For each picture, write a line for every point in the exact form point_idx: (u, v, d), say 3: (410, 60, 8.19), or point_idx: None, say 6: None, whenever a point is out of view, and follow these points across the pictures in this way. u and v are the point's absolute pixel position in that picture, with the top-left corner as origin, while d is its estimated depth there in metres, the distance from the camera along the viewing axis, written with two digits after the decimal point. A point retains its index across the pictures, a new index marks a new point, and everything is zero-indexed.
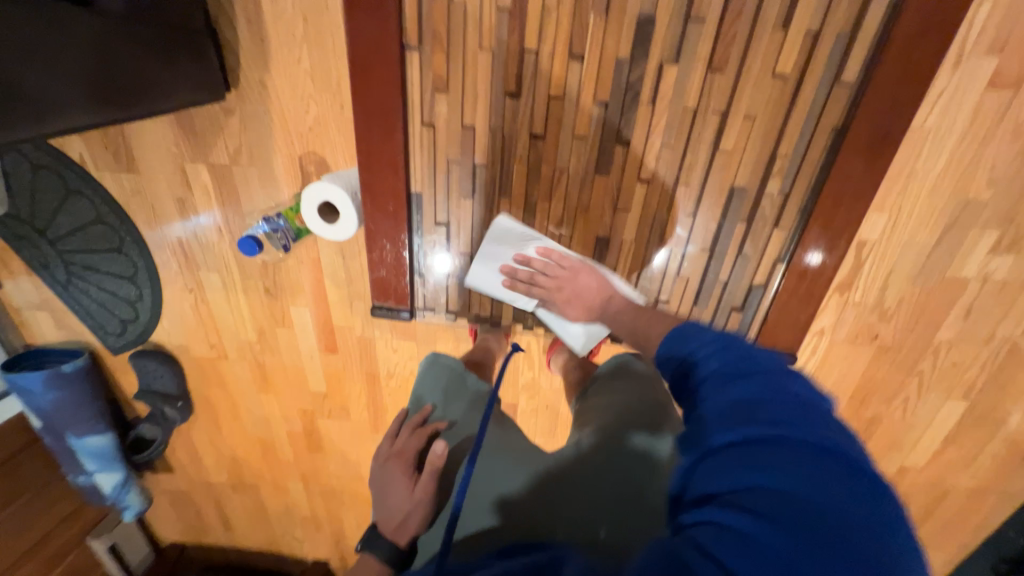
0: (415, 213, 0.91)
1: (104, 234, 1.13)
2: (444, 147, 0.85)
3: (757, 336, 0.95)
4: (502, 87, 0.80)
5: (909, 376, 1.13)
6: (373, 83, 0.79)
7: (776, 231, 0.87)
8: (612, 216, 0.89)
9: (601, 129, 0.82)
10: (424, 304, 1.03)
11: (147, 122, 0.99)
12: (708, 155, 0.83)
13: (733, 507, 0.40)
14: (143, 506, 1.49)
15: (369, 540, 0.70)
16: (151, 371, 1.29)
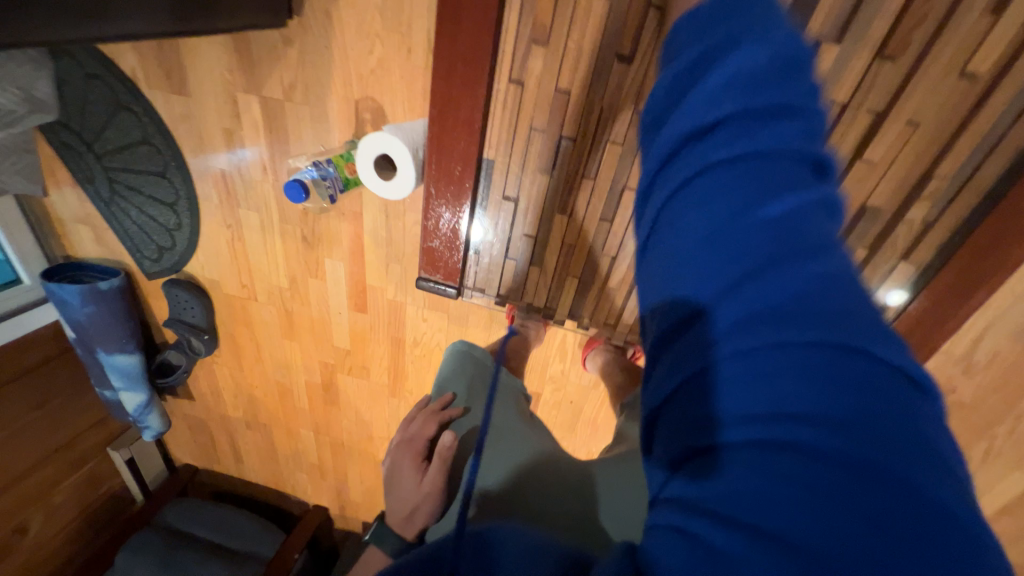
0: (484, 180, 0.83)
1: (149, 155, 1.09)
2: (530, 111, 0.75)
3: None
4: (614, 47, 0.68)
5: (978, 439, 1.02)
6: (462, 20, 0.68)
7: (904, 263, 0.76)
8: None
9: None
10: (474, 284, 0.97)
11: (203, 42, 0.93)
12: (845, 162, 0.71)
13: (748, 427, 0.29)
14: (162, 428, 1.54)
15: (377, 535, 0.64)
16: (182, 301, 1.28)
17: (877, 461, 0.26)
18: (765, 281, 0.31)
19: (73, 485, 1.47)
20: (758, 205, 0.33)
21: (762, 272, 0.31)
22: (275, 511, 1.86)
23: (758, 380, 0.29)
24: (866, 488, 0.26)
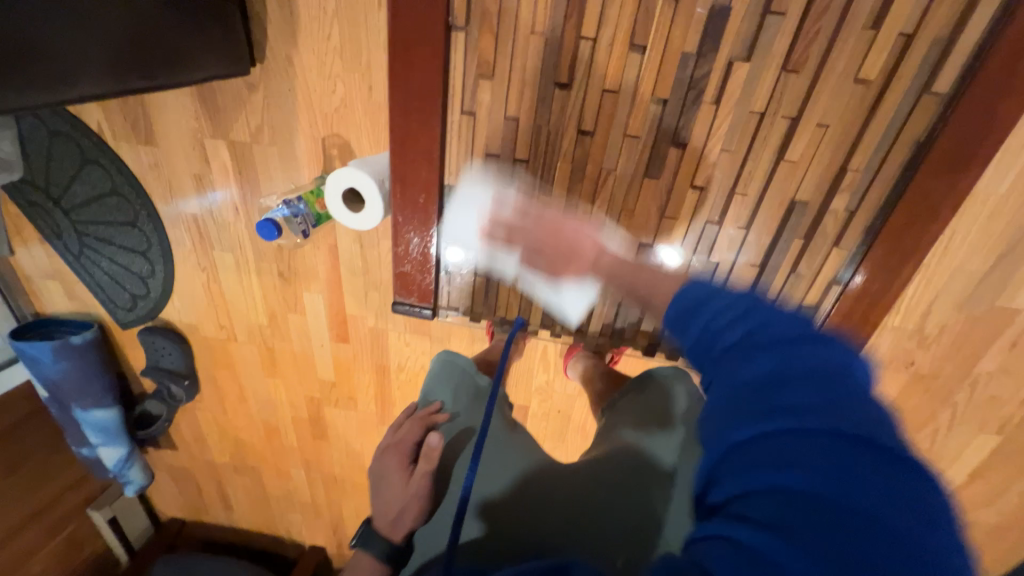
0: (445, 206, 0.86)
1: (119, 206, 1.10)
2: (484, 139, 0.80)
3: None
4: (552, 76, 0.74)
5: (943, 408, 1.08)
6: (414, 59, 0.73)
7: (835, 250, 0.81)
8: (657, 222, 0.83)
9: (657, 129, 0.76)
10: (448, 304, 1.00)
11: (167, 93, 0.95)
12: (771, 162, 0.76)
13: (748, 523, 0.36)
14: (144, 482, 1.49)
15: (364, 537, 0.65)
16: (160, 348, 1.28)
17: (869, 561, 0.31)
18: (749, 415, 0.41)
19: (51, 552, 1.40)
20: (743, 364, 0.44)
21: (749, 408, 0.42)
22: (271, 557, 1.80)
23: (760, 488, 0.37)
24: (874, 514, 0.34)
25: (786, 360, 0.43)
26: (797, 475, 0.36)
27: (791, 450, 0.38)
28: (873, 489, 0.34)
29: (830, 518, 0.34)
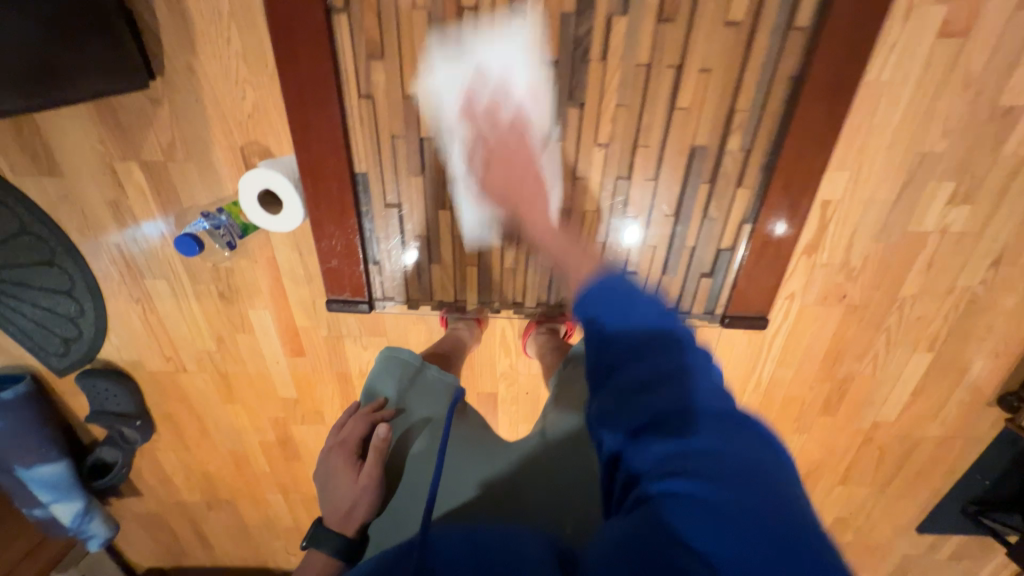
0: (360, 195, 0.85)
1: (32, 245, 1.03)
2: (387, 121, 0.79)
3: (729, 299, 0.94)
4: (441, 51, 0.73)
5: (879, 331, 1.15)
6: (300, 47, 0.72)
7: (740, 189, 0.84)
8: (570, 185, 0.84)
9: (551, 92, 0.77)
10: (384, 295, 0.98)
11: (66, 119, 0.90)
12: (665, 114, 0.78)
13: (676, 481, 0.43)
14: (111, 534, 1.41)
15: (315, 537, 0.63)
16: (103, 390, 1.21)
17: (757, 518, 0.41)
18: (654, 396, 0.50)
19: None
20: (644, 359, 0.53)
21: (656, 392, 0.50)
22: None
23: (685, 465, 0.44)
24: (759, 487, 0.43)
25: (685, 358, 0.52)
26: (701, 441, 0.45)
27: (697, 422, 0.47)
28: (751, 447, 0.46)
29: (733, 469, 0.43)
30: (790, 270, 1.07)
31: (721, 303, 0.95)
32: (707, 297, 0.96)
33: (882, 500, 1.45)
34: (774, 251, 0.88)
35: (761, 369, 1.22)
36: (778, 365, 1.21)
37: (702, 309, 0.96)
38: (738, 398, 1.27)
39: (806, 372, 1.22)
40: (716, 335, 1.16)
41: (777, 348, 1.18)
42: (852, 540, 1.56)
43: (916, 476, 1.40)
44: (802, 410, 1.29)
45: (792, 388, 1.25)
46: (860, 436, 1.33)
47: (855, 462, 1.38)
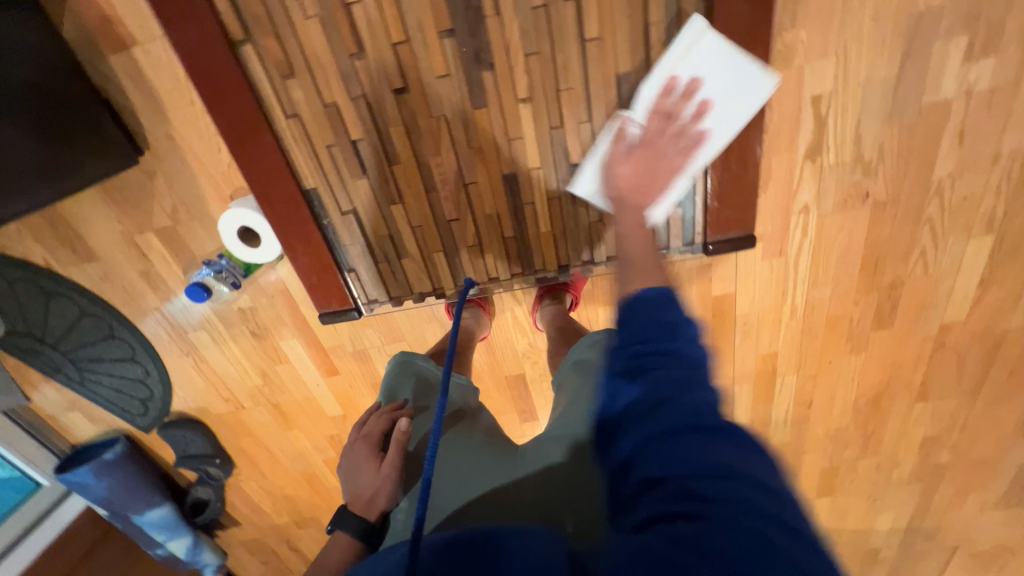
0: (318, 211, 0.83)
1: (94, 324, 1.18)
2: (317, 133, 0.77)
3: (706, 225, 0.88)
4: (343, 50, 0.71)
5: (920, 223, 1.03)
6: (217, 85, 0.73)
7: None
8: (508, 148, 0.79)
9: (460, 60, 0.73)
10: (370, 301, 0.94)
11: (89, 208, 1.02)
12: (579, 48, 0.73)
13: (692, 503, 0.41)
14: (219, 560, 1.59)
15: (339, 519, 0.64)
16: (182, 437, 1.36)
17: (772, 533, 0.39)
18: (669, 416, 0.47)
19: None
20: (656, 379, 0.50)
21: (670, 414, 0.47)
22: None
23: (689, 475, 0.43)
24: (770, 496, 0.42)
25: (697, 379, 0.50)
26: (707, 477, 0.43)
27: (715, 444, 0.44)
28: (765, 476, 0.43)
29: (747, 497, 0.41)
30: (797, 180, 0.98)
31: (698, 231, 0.88)
32: (682, 227, 0.89)
33: (976, 409, 1.30)
34: (740, 163, 0.82)
35: (793, 294, 1.14)
36: (812, 285, 1.12)
37: (681, 242, 0.90)
38: (776, 330, 1.19)
39: (847, 286, 1.12)
40: (732, 268, 1.10)
41: (805, 268, 1.09)
42: (951, 460, 1.41)
43: (1010, 375, 1.24)
44: (854, 328, 1.19)
45: (836, 307, 1.15)
46: (929, 343, 1.20)
47: (931, 373, 1.25)
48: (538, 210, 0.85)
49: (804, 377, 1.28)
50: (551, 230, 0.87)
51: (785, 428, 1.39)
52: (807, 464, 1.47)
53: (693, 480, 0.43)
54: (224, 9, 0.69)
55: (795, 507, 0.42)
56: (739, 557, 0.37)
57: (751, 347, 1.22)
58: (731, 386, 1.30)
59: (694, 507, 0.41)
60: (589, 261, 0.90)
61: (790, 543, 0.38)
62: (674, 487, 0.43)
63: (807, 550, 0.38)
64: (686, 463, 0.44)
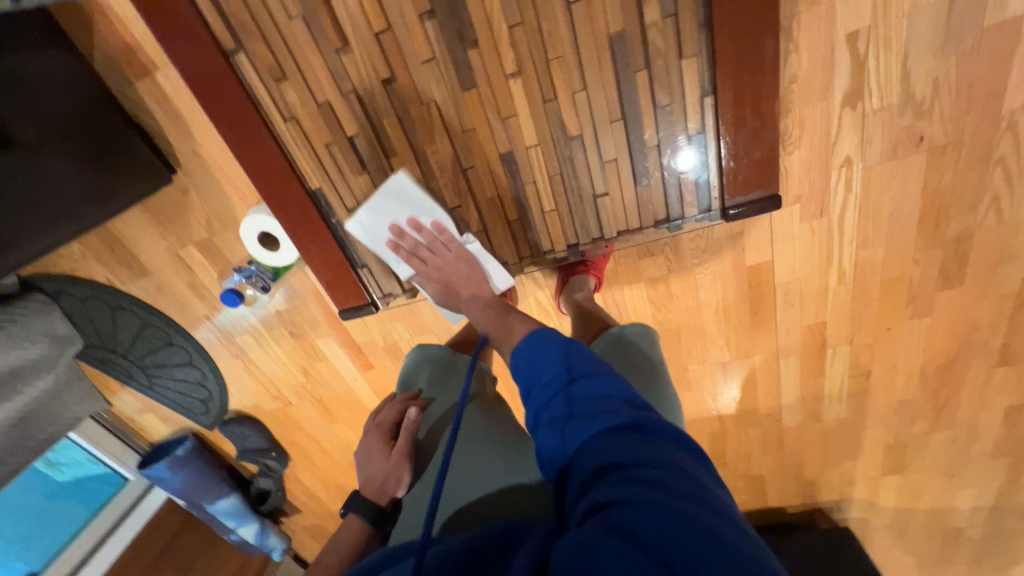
0: (325, 211, 0.84)
1: (154, 333, 1.29)
2: (315, 132, 0.78)
3: (723, 188, 0.81)
4: (329, 46, 0.71)
5: (990, 165, 0.91)
6: (216, 95, 0.74)
7: (683, 62, 0.72)
8: (502, 127, 0.77)
9: (444, 43, 0.71)
10: (386, 296, 0.94)
11: (137, 227, 1.11)
12: (565, 12, 0.69)
13: (627, 490, 0.44)
14: (285, 544, 1.71)
15: (351, 503, 0.66)
16: (240, 433, 1.46)
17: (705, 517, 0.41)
18: (597, 418, 0.52)
19: None
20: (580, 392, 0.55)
21: (598, 417, 0.52)
22: None
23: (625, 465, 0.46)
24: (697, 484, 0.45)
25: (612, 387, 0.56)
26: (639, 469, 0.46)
27: (638, 439, 0.49)
28: (685, 465, 0.47)
29: (671, 483, 0.44)
30: (836, 130, 0.89)
31: (715, 196, 0.81)
32: (697, 192, 0.83)
33: None
34: (755, 118, 0.75)
35: (839, 257, 1.04)
36: (862, 246, 1.02)
37: (696, 210, 0.84)
38: (822, 297, 1.10)
39: (904, 243, 1.01)
40: (767, 234, 1.02)
41: (851, 227, 1.00)
42: None
43: None
44: (916, 290, 1.07)
45: (891, 267, 1.04)
46: (1009, 301, 1.06)
47: (1012, 334, 1.11)
48: (541, 189, 0.82)
49: (859, 347, 1.17)
50: (552, 209, 0.84)
51: (841, 402, 1.29)
52: (870, 441, 1.35)
53: (625, 471, 0.46)
54: (212, 18, 0.69)
55: (712, 491, 0.45)
56: (671, 532, 0.39)
57: (795, 318, 1.14)
58: (775, 361, 1.22)
59: (628, 493, 0.44)
60: (600, 237, 0.87)
61: (712, 520, 0.41)
62: (610, 480, 0.46)
63: (727, 525, 0.41)
64: (617, 456, 0.48)
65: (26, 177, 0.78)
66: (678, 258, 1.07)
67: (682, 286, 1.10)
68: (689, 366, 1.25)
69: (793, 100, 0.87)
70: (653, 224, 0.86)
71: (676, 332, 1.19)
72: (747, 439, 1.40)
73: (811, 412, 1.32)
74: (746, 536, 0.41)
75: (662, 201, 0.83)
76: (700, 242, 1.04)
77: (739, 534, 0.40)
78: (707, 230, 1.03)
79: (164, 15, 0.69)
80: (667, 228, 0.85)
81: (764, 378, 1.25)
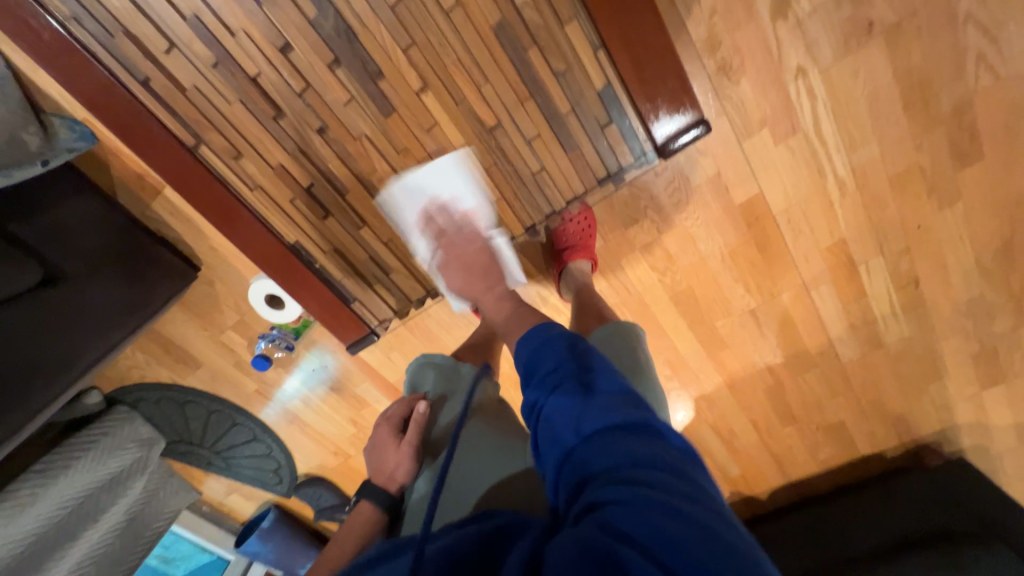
0: (308, 258, 0.95)
1: (220, 418, 1.41)
2: (279, 193, 0.87)
3: (647, 131, 0.89)
4: (265, 116, 0.79)
5: (957, 27, 0.85)
6: (194, 186, 0.85)
7: (568, 28, 0.78)
8: (430, 138, 0.84)
9: (354, 81, 0.77)
10: (381, 320, 1.06)
11: (183, 326, 1.26)
12: (450, 23, 0.74)
13: (616, 488, 0.40)
14: None
15: (363, 490, 0.69)
16: (314, 493, 1.56)
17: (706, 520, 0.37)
18: (596, 410, 0.46)
19: None
20: (584, 376, 0.49)
21: (604, 407, 0.46)
22: None
23: (623, 462, 0.42)
24: (703, 491, 0.41)
25: (610, 376, 0.50)
26: (644, 477, 0.40)
27: (631, 434, 0.44)
28: (679, 458, 0.43)
29: (672, 484, 0.40)
30: (775, 45, 0.88)
31: (643, 140, 0.90)
32: (627, 140, 0.91)
33: None
34: (652, 53, 0.83)
35: (833, 167, 0.99)
36: (852, 149, 0.96)
37: (632, 158, 0.93)
38: (832, 214, 1.04)
39: (899, 132, 0.94)
40: (746, 167, 1.00)
41: (832, 134, 0.95)
42: None
43: None
44: (933, 176, 0.98)
45: (895, 161, 0.97)
46: None
47: None
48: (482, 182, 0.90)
49: (894, 255, 1.08)
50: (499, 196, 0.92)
51: (899, 320, 1.17)
52: (950, 354, 1.21)
53: (621, 471, 0.41)
54: (171, 123, 0.80)
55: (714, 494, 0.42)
56: (678, 540, 0.36)
57: (810, 244, 1.07)
58: (807, 295, 1.14)
59: (615, 492, 0.40)
60: (551, 210, 0.96)
61: (704, 514, 0.38)
62: (599, 481, 0.42)
63: (717, 518, 0.38)
64: (607, 456, 0.43)
65: (74, 299, 0.90)
66: (663, 215, 1.06)
67: (678, 244, 1.09)
68: (717, 323, 1.19)
69: (720, 32, 0.88)
70: (596, 183, 0.95)
71: (690, 291, 1.15)
72: (810, 385, 1.29)
73: (869, 339, 1.21)
74: (737, 529, 0.38)
75: (596, 158, 0.91)
76: (679, 193, 1.03)
77: (736, 532, 0.38)
78: (682, 179, 1.02)
79: (134, 133, 0.80)
80: (612, 181, 0.95)
81: (802, 314, 1.17)
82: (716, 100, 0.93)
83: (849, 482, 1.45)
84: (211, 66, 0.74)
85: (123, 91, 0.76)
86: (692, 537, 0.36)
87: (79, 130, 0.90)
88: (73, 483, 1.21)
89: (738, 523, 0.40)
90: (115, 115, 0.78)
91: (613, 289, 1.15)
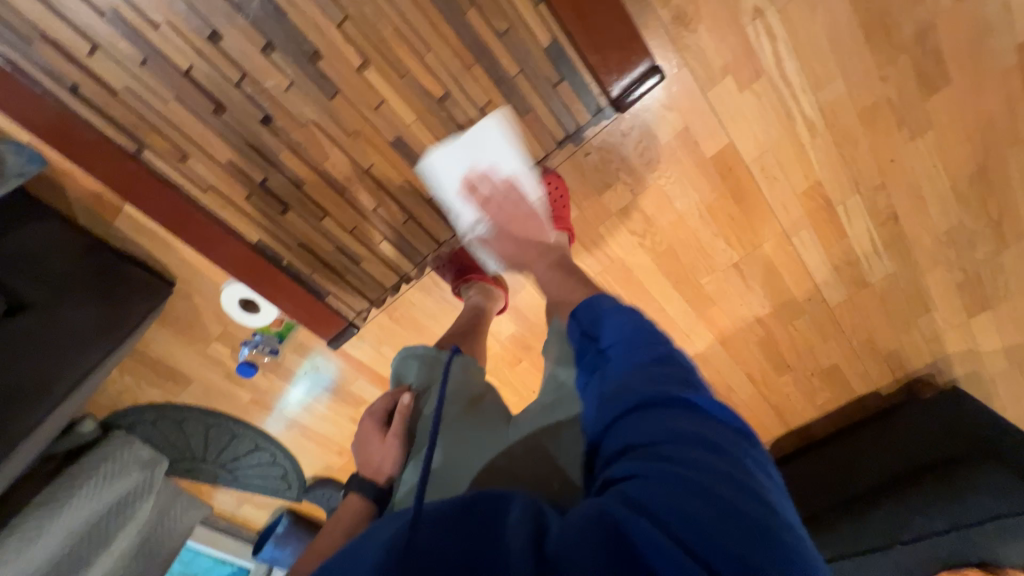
0: (275, 257, 0.95)
1: (219, 431, 1.41)
2: (233, 192, 0.86)
3: (599, 85, 0.89)
4: (205, 110, 0.76)
5: None
6: (146, 194, 0.84)
7: None
8: (380, 116, 0.82)
9: (292, 64, 0.74)
10: (359, 311, 1.07)
11: (167, 344, 1.24)
12: None
13: (639, 462, 0.40)
14: None
15: (353, 483, 0.69)
16: (323, 494, 1.56)
17: (740, 501, 0.36)
18: (632, 388, 0.46)
19: None
20: (629, 357, 0.49)
21: (640, 386, 0.45)
22: None
23: (654, 438, 0.41)
24: (745, 471, 0.40)
25: (661, 356, 0.49)
26: (674, 453, 0.40)
27: (670, 413, 0.43)
28: (720, 437, 0.42)
29: (705, 461, 0.39)
30: None
31: (596, 95, 0.91)
32: (581, 97, 0.91)
33: None
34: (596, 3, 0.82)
35: (800, 109, 0.97)
36: (818, 87, 0.95)
37: (589, 115, 0.94)
38: (805, 156, 1.02)
39: (863, 63, 0.93)
40: (714, 117, 0.98)
41: (795, 74, 0.94)
42: None
43: None
44: (902, 106, 0.97)
45: (862, 94, 0.96)
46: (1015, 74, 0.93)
47: None
48: None
49: (871, 192, 1.07)
50: None
51: (883, 257, 1.17)
52: (935, 284, 1.21)
53: (649, 447, 0.41)
54: (108, 130, 0.78)
55: (757, 475, 0.40)
56: (700, 517, 0.35)
57: (786, 189, 1.06)
58: (789, 241, 1.14)
59: (638, 468, 0.40)
60: None
61: (732, 493, 0.37)
62: (628, 454, 0.42)
63: (756, 502, 0.37)
64: (641, 431, 0.42)
65: (42, 324, 0.90)
66: (634, 175, 1.04)
67: (654, 204, 1.07)
68: (703, 280, 1.19)
69: None
70: (557, 145, 0.97)
71: (672, 250, 1.14)
72: (801, 332, 1.30)
73: (855, 279, 1.21)
74: (768, 510, 0.37)
75: (553, 119, 0.93)
76: (648, 152, 1.02)
77: (770, 515, 0.37)
78: (650, 137, 1.00)
79: (74, 145, 0.78)
80: (572, 141, 0.97)
81: (785, 262, 1.17)
82: (675, 50, 0.92)
83: (849, 423, 1.47)
84: (140, 64, 0.71)
85: (53, 102, 0.74)
86: (718, 518, 0.35)
87: (27, 153, 0.87)
88: (78, 509, 1.20)
89: (779, 506, 0.39)
90: (48, 128, 0.76)
91: (594, 257, 1.13)
